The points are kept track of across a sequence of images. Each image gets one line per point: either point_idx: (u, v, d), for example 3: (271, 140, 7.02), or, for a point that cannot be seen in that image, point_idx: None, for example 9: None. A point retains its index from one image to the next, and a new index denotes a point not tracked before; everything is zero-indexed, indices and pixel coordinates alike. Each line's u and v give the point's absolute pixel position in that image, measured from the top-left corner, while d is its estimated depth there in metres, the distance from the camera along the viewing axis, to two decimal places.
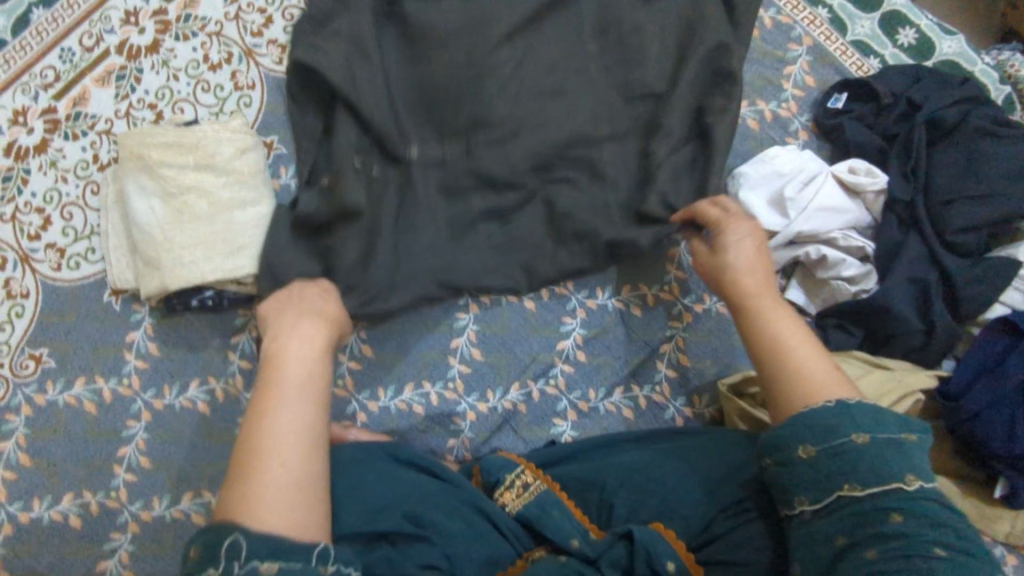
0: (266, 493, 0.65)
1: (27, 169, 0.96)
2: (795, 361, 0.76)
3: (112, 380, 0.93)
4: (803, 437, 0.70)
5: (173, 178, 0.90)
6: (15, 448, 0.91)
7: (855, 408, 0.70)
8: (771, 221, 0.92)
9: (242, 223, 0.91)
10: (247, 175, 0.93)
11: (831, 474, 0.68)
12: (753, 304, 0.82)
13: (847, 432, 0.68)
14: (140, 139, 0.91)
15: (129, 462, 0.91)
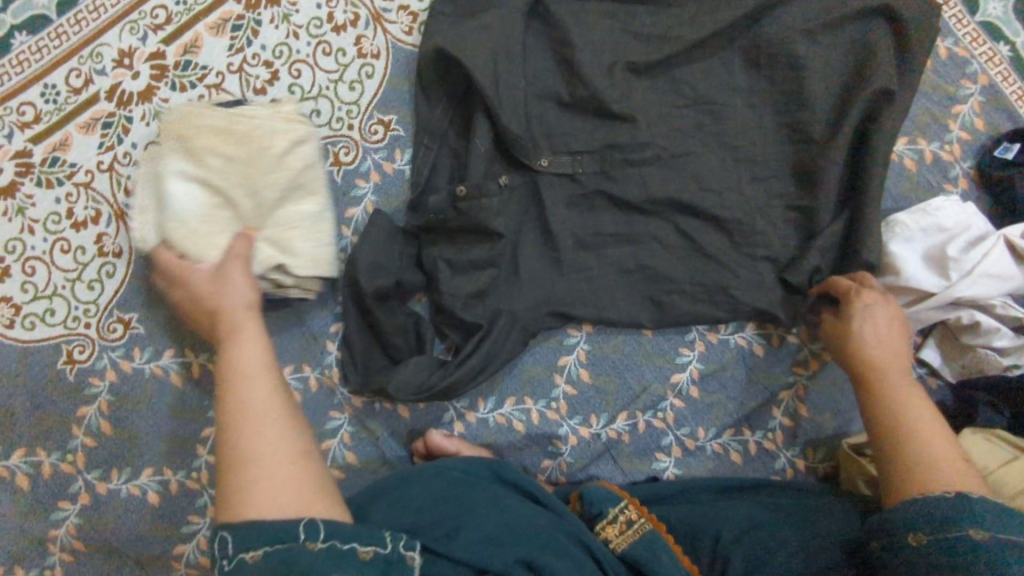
0: (238, 480, 0.59)
1: (128, 117, 0.88)
2: (919, 446, 0.71)
3: (203, 356, 0.88)
4: (915, 524, 0.65)
5: (218, 173, 0.80)
6: (96, 414, 0.86)
7: (978, 503, 0.63)
8: (927, 282, 0.84)
9: (284, 224, 0.82)
10: (301, 171, 0.82)
11: (938, 564, 0.61)
12: (879, 383, 0.77)
13: (964, 526, 0.62)
14: (186, 118, 0.81)
15: (213, 444, 0.87)
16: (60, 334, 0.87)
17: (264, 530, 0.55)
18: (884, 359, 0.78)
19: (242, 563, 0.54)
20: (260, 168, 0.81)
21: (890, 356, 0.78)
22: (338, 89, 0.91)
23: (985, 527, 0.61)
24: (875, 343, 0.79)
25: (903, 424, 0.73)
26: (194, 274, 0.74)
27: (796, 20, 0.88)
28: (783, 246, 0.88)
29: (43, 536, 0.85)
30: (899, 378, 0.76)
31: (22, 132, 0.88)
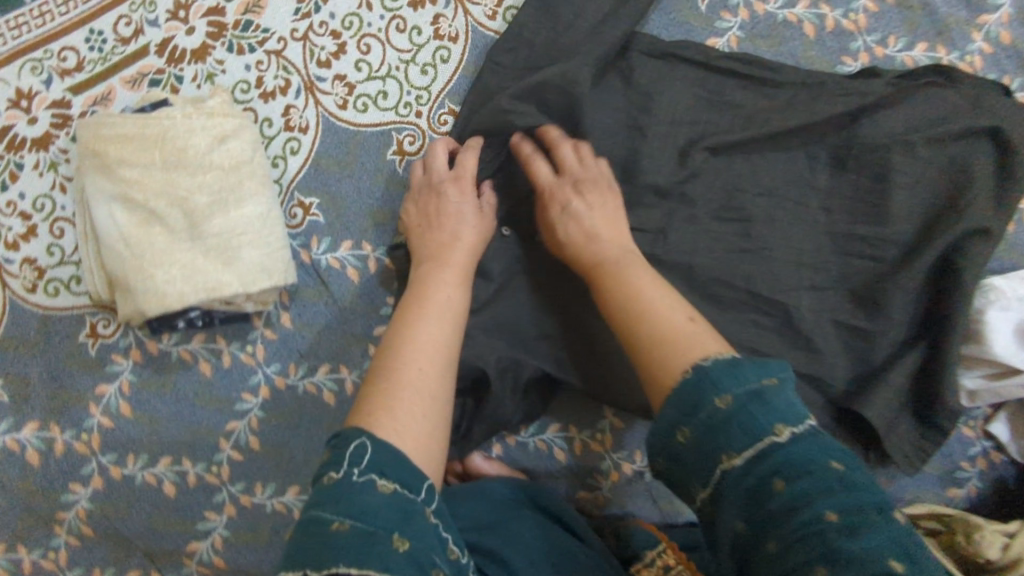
0: (396, 416, 0.57)
1: (179, 77, 0.81)
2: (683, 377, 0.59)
3: (235, 344, 0.82)
4: (678, 416, 0.57)
5: (136, 183, 0.70)
6: (116, 394, 0.81)
7: (714, 368, 0.57)
8: (1018, 360, 0.79)
9: (224, 230, 0.72)
10: (229, 170, 0.73)
11: (708, 446, 0.55)
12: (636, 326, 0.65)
13: (711, 400, 0.56)
14: (96, 129, 0.71)
15: (237, 439, 0.82)
16: (84, 305, 0.80)
17: (389, 459, 0.53)
18: (648, 284, 0.68)
19: (370, 483, 0.51)
20: (182, 170, 0.71)
21: (652, 283, 0.68)
22: (409, 71, 0.83)
23: (774, 376, 0.56)
24: (642, 276, 0.69)
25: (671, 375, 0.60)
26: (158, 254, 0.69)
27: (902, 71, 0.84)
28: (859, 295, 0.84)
29: (49, 517, 0.80)
30: (623, 255, 0.72)
31: (61, 80, 0.80)
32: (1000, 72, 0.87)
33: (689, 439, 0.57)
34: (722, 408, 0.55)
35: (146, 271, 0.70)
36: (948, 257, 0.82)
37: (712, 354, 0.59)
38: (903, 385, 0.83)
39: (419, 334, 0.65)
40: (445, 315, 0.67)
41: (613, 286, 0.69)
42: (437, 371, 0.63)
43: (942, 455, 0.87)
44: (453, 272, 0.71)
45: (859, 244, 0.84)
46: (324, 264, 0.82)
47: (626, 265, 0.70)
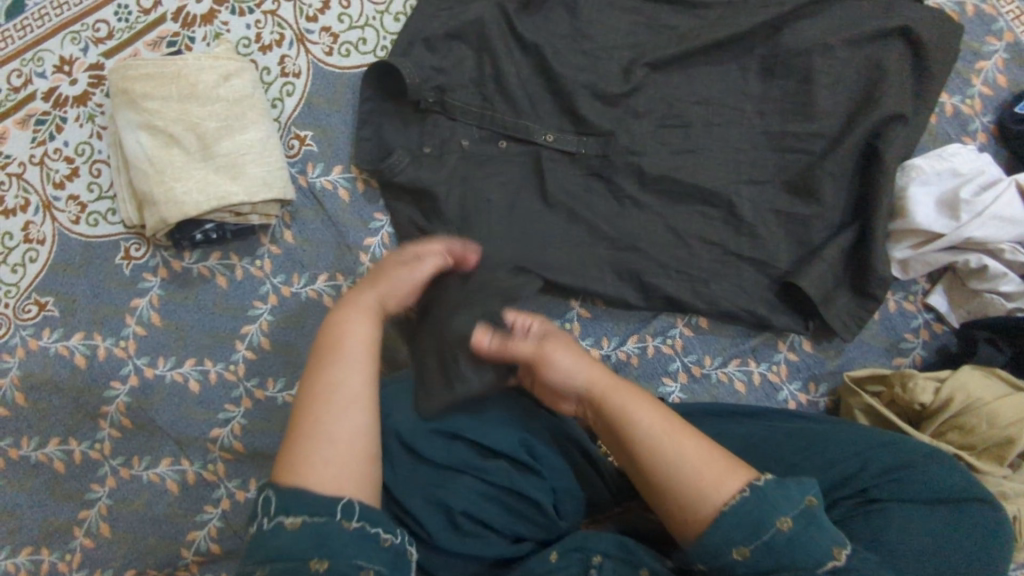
0: (316, 450, 0.64)
1: (192, 37, 0.96)
2: (679, 458, 0.64)
3: (246, 259, 0.95)
4: (737, 537, 0.59)
5: (157, 113, 0.85)
6: (148, 306, 0.94)
7: (767, 488, 0.60)
8: (939, 226, 0.88)
9: (231, 152, 0.86)
10: (233, 102, 0.87)
11: (767, 566, 0.58)
12: (625, 418, 0.69)
13: (772, 523, 0.58)
14: (124, 72, 0.85)
15: (250, 340, 0.94)
16: (120, 232, 0.95)
17: (291, 503, 0.61)
18: (658, 424, 0.67)
19: (280, 526, 0.60)
20: (193, 101, 0.85)
21: (654, 415, 0.68)
22: (384, 20, 0.97)
23: (813, 494, 0.61)
24: (646, 410, 0.69)
25: (658, 452, 0.66)
26: (182, 178, 0.84)
27: None
28: (792, 185, 0.94)
29: (95, 413, 0.93)
30: (612, 389, 0.71)
31: (96, 47, 0.96)
32: None
33: (747, 555, 0.59)
34: (782, 530, 0.58)
35: (167, 185, 0.84)
36: (871, 144, 0.91)
37: (749, 477, 0.62)
38: (838, 260, 0.92)
39: (332, 386, 0.68)
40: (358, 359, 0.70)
41: (627, 430, 0.68)
42: (350, 425, 0.66)
43: (883, 329, 0.94)
44: (362, 310, 0.74)
45: (791, 140, 0.94)
46: (319, 186, 0.95)
47: (625, 405, 0.69)
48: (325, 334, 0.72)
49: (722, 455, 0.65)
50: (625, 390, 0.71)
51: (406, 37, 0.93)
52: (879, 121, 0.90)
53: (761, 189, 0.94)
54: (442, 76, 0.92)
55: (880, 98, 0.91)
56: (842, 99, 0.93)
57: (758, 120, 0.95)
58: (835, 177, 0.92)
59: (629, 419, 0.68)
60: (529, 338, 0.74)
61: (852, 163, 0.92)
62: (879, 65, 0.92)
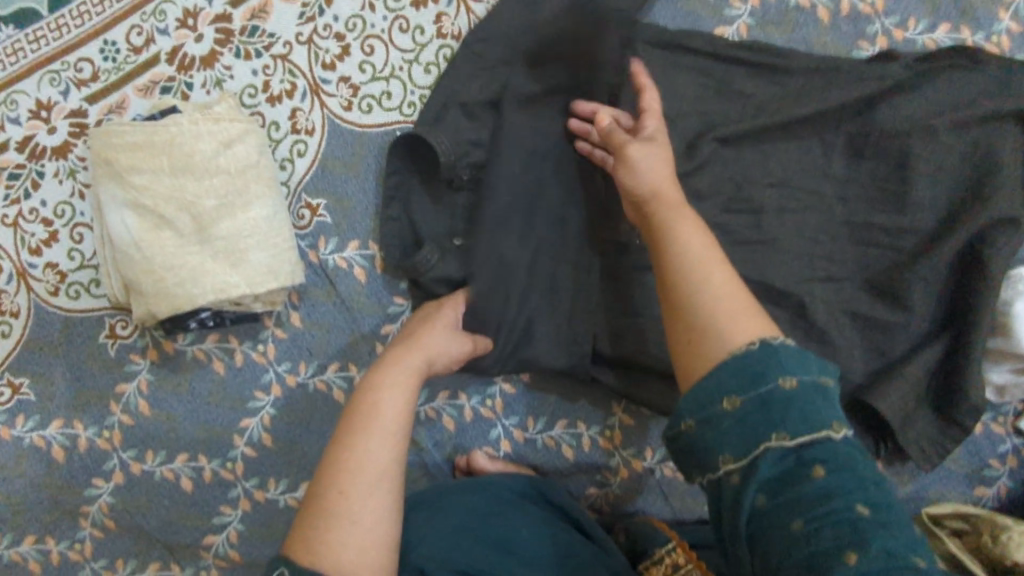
0: (339, 531, 0.56)
1: (189, 83, 0.83)
2: (710, 280, 0.56)
3: (247, 344, 0.83)
4: (730, 386, 0.49)
5: (146, 189, 0.72)
6: (135, 393, 0.83)
7: (781, 348, 0.50)
8: None
9: (230, 234, 0.74)
10: (235, 175, 0.74)
11: (756, 425, 0.48)
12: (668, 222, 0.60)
13: (773, 378, 0.48)
14: (108, 137, 0.73)
15: (250, 436, 0.84)
16: (105, 308, 0.83)
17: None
18: (705, 250, 0.58)
19: None
20: (188, 175, 0.73)
21: (704, 250, 0.58)
22: (412, 71, 0.83)
23: (829, 377, 0.51)
24: (691, 235, 0.59)
25: (704, 265, 0.56)
26: (175, 266, 0.72)
27: (920, 56, 0.82)
28: (878, 288, 0.81)
29: (74, 510, 0.83)
30: (671, 202, 0.62)
31: (79, 90, 0.83)
32: None
33: (737, 408, 0.49)
34: (784, 390, 0.48)
35: (157, 275, 0.72)
36: (973, 250, 0.78)
37: (765, 333, 0.52)
38: (923, 379, 0.80)
39: (365, 456, 0.60)
40: (392, 428, 0.62)
41: (666, 241, 0.59)
42: (378, 507, 0.58)
43: (965, 455, 0.83)
44: (408, 369, 0.67)
45: (877, 234, 0.81)
46: (332, 264, 0.83)
47: (677, 218, 0.61)
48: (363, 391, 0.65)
49: (750, 303, 0.55)
50: (683, 208, 0.62)
51: (438, 101, 0.80)
52: (987, 223, 0.77)
53: (838, 290, 0.82)
54: (481, 150, 0.79)
55: (990, 196, 0.77)
56: (944, 191, 0.80)
57: (841, 208, 0.82)
58: (929, 283, 0.79)
59: (666, 230, 0.60)
60: (653, 120, 0.69)
61: (948, 268, 0.79)
62: (990, 155, 0.78)
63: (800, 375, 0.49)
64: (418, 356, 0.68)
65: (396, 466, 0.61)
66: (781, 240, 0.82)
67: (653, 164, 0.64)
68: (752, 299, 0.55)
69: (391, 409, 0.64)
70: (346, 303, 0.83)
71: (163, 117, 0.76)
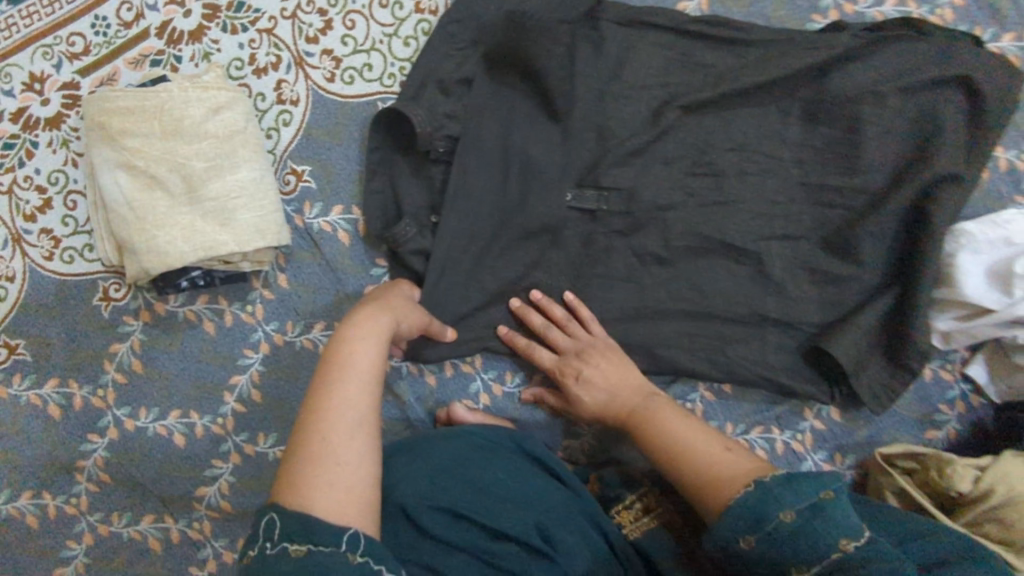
0: (322, 471, 0.59)
1: (178, 56, 0.87)
2: (700, 454, 0.70)
3: (236, 304, 0.87)
4: (742, 527, 0.59)
5: (138, 153, 0.76)
6: (128, 352, 0.87)
7: (771, 479, 0.60)
8: (990, 299, 0.81)
9: (220, 195, 0.78)
10: (223, 139, 0.78)
11: (776, 555, 0.57)
12: (648, 432, 0.75)
13: (774, 513, 0.58)
14: (100, 104, 0.76)
15: (240, 392, 0.87)
16: (98, 271, 0.87)
17: (298, 526, 0.54)
18: (686, 432, 0.73)
19: (282, 554, 0.53)
20: (178, 140, 0.77)
21: (685, 430, 0.73)
22: (391, 44, 0.88)
23: (831, 489, 0.58)
24: (673, 424, 0.74)
25: (688, 451, 0.71)
26: (166, 226, 0.76)
27: (868, 28, 0.87)
28: (831, 245, 0.87)
29: (71, 466, 0.86)
30: (656, 410, 0.77)
31: (71, 63, 0.87)
32: (971, 24, 0.89)
33: (753, 545, 0.58)
34: (784, 522, 0.57)
35: (149, 234, 0.76)
36: (917, 206, 0.84)
37: (757, 468, 0.65)
38: (875, 328, 0.85)
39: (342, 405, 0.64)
40: (367, 378, 0.67)
41: (655, 433, 0.75)
42: (358, 449, 0.62)
43: (916, 401, 0.89)
44: (371, 332, 0.71)
45: (830, 193, 0.87)
46: (317, 228, 0.87)
47: (656, 413, 0.77)
48: (336, 350, 0.68)
49: (725, 443, 0.71)
50: (666, 410, 0.77)
51: (417, 75, 0.86)
52: (930, 181, 0.82)
53: (796, 247, 0.87)
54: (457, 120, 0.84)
55: (932, 155, 0.83)
56: (891, 152, 0.85)
57: (797, 170, 0.87)
58: (877, 238, 0.85)
59: (654, 430, 0.75)
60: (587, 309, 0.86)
61: (894, 225, 0.85)
62: (933, 117, 0.84)
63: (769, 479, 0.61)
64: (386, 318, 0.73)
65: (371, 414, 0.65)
66: (741, 200, 0.87)
67: (625, 389, 0.81)
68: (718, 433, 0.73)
69: (364, 361, 0.68)
70: (331, 265, 0.88)
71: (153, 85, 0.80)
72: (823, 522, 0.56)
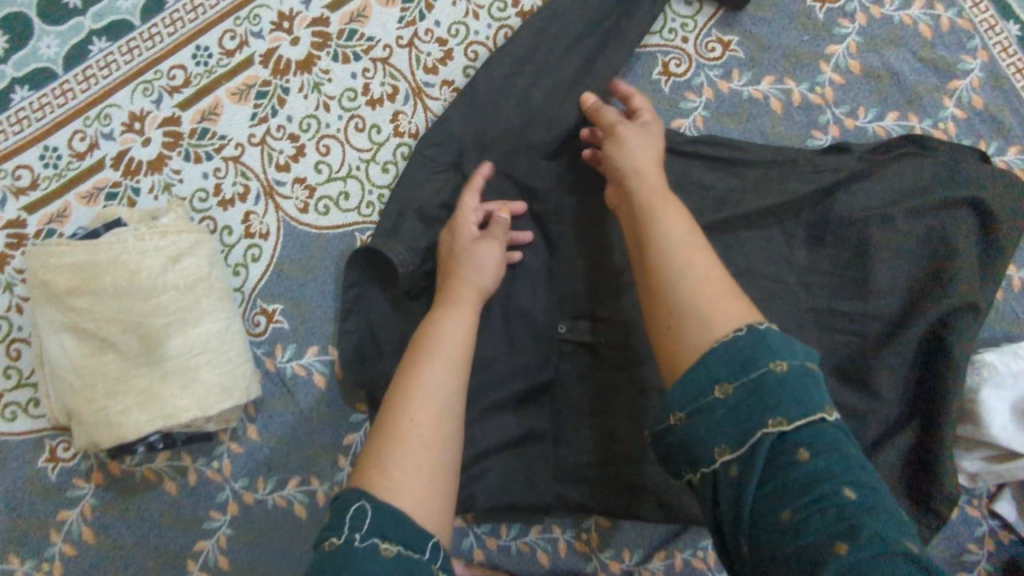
0: (405, 450, 0.57)
1: (136, 189, 0.79)
2: (689, 272, 0.57)
3: (201, 461, 0.79)
4: (725, 372, 0.50)
5: (87, 312, 0.68)
6: (78, 519, 0.77)
7: (769, 334, 0.51)
8: (1019, 443, 0.76)
9: (179, 353, 0.70)
10: (183, 289, 0.71)
11: (751, 413, 0.49)
12: (643, 211, 0.62)
13: (767, 361, 0.50)
14: (45, 257, 0.69)
15: (205, 560, 0.78)
16: (44, 429, 0.78)
17: (391, 522, 0.52)
18: (689, 240, 0.59)
19: (373, 551, 0.51)
20: (132, 294, 0.69)
21: (688, 236, 0.60)
22: (370, 170, 0.81)
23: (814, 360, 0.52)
24: (679, 224, 0.60)
25: (685, 255, 0.58)
26: (120, 391, 0.68)
27: (871, 144, 0.83)
28: (846, 376, 0.81)
29: None
30: (658, 193, 0.63)
31: (16, 199, 0.79)
32: (976, 137, 0.86)
33: (729, 396, 0.50)
34: (776, 372, 0.49)
35: (100, 402, 0.68)
36: (936, 335, 0.78)
37: (753, 320, 0.53)
38: (895, 465, 0.80)
39: (429, 377, 0.62)
40: (455, 363, 0.64)
41: (651, 238, 0.60)
42: (439, 429, 0.59)
43: (945, 541, 0.82)
44: (465, 309, 0.69)
45: (841, 320, 0.81)
46: (290, 372, 0.79)
47: (658, 202, 0.62)
48: (425, 334, 0.66)
49: (732, 287, 0.56)
50: (667, 199, 0.63)
51: (394, 207, 0.78)
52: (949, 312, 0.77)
53: (809, 378, 0.81)
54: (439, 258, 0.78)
55: (951, 282, 0.78)
56: (905, 275, 0.80)
57: (805, 296, 0.82)
58: (894, 371, 0.79)
59: (652, 214, 0.62)
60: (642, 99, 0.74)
61: (911, 356, 0.80)
62: (946, 240, 0.79)
63: (765, 327, 0.52)
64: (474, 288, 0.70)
65: (455, 401, 0.62)
66: None
67: (632, 160, 0.67)
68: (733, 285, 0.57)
69: (450, 342, 0.66)
70: (305, 413, 0.79)
71: (106, 231, 0.72)
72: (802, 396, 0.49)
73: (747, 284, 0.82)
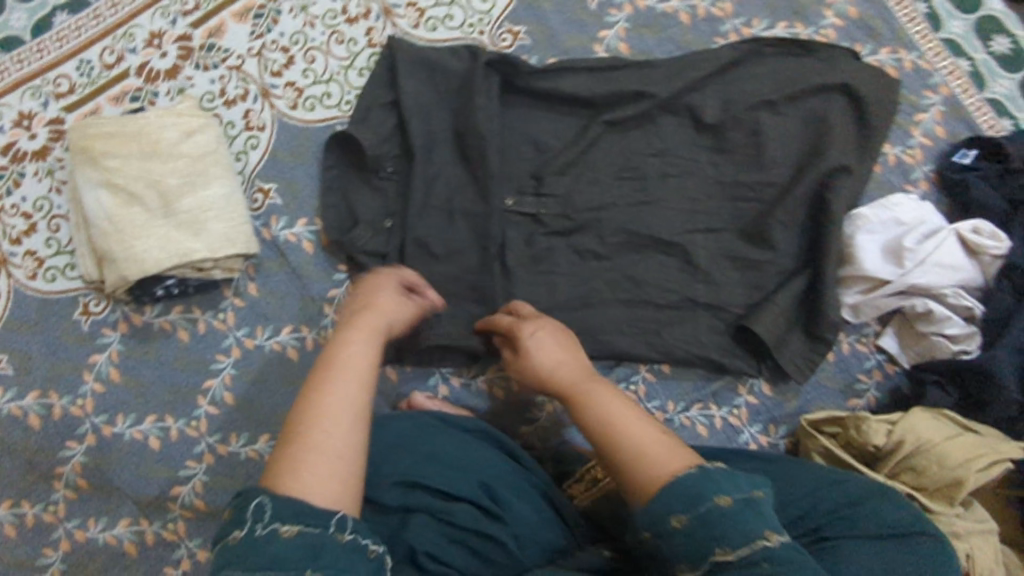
0: (309, 452, 0.63)
1: (155, 92, 0.96)
2: (634, 438, 0.66)
3: (209, 313, 0.94)
4: (676, 506, 0.59)
5: (118, 172, 0.85)
6: (106, 362, 0.93)
7: (711, 470, 0.61)
8: (886, 273, 0.92)
9: (192, 208, 0.86)
10: (195, 158, 0.87)
11: (703, 539, 0.57)
12: (583, 395, 0.73)
13: (711, 496, 0.58)
14: (85, 130, 0.86)
15: (213, 395, 0.93)
16: (78, 287, 0.94)
17: (288, 509, 0.58)
18: (620, 413, 0.69)
19: (274, 533, 0.57)
20: (155, 158, 0.86)
21: (619, 406, 0.71)
22: (348, 75, 0.99)
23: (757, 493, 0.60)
24: (609, 401, 0.71)
25: (615, 427, 0.68)
26: (142, 236, 0.84)
27: (764, 44, 0.99)
28: (748, 233, 0.96)
29: (49, 474, 0.91)
30: (585, 376, 0.75)
31: (57, 101, 0.96)
32: (852, 41, 1.02)
33: (682, 524, 0.58)
34: (720, 504, 0.58)
35: (128, 243, 0.84)
36: (819, 195, 0.94)
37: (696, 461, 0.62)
38: (793, 305, 0.94)
39: (330, 392, 0.67)
40: (359, 374, 0.70)
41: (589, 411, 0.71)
42: (340, 433, 0.65)
43: (838, 372, 0.97)
44: (364, 328, 0.74)
45: (743, 189, 0.97)
46: (283, 239, 0.96)
47: (590, 385, 0.74)
48: (329, 349, 0.72)
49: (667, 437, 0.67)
50: (596, 379, 0.75)
51: (366, 101, 0.95)
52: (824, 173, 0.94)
53: (718, 237, 0.97)
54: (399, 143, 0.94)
55: (824, 151, 0.95)
56: (793, 150, 0.97)
57: (712, 169, 0.98)
58: (786, 225, 0.95)
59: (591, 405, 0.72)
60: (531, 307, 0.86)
61: (801, 213, 0.95)
62: (822, 119, 0.96)
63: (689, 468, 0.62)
64: (373, 315, 0.76)
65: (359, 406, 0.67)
66: (664, 197, 0.97)
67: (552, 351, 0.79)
68: (673, 438, 0.67)
69: (350, 353, 0.71)
70: (295, 271, 0.95)
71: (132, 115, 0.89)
72: (716, 481, 0.60)
73: (664, 162, 0.98)
